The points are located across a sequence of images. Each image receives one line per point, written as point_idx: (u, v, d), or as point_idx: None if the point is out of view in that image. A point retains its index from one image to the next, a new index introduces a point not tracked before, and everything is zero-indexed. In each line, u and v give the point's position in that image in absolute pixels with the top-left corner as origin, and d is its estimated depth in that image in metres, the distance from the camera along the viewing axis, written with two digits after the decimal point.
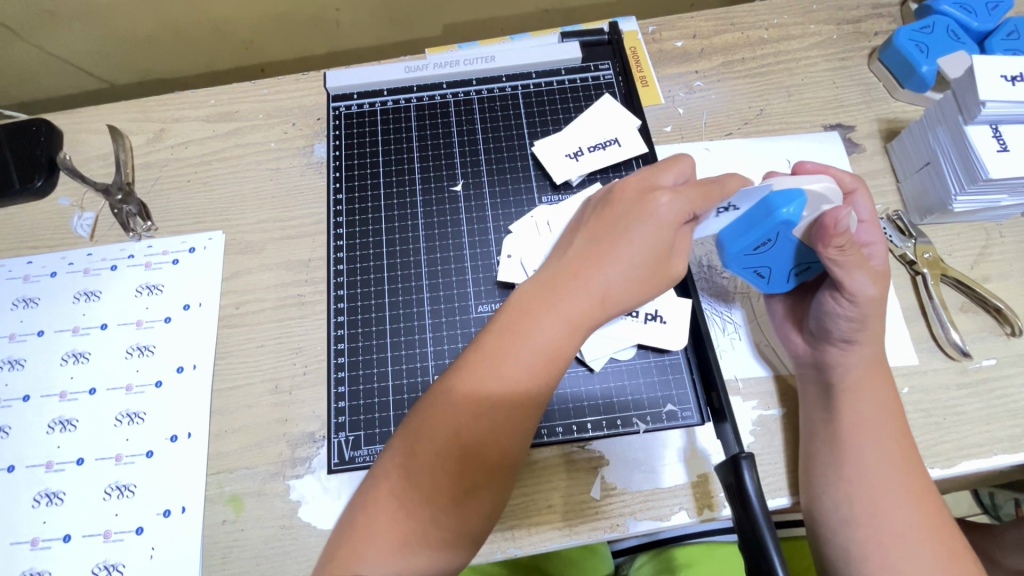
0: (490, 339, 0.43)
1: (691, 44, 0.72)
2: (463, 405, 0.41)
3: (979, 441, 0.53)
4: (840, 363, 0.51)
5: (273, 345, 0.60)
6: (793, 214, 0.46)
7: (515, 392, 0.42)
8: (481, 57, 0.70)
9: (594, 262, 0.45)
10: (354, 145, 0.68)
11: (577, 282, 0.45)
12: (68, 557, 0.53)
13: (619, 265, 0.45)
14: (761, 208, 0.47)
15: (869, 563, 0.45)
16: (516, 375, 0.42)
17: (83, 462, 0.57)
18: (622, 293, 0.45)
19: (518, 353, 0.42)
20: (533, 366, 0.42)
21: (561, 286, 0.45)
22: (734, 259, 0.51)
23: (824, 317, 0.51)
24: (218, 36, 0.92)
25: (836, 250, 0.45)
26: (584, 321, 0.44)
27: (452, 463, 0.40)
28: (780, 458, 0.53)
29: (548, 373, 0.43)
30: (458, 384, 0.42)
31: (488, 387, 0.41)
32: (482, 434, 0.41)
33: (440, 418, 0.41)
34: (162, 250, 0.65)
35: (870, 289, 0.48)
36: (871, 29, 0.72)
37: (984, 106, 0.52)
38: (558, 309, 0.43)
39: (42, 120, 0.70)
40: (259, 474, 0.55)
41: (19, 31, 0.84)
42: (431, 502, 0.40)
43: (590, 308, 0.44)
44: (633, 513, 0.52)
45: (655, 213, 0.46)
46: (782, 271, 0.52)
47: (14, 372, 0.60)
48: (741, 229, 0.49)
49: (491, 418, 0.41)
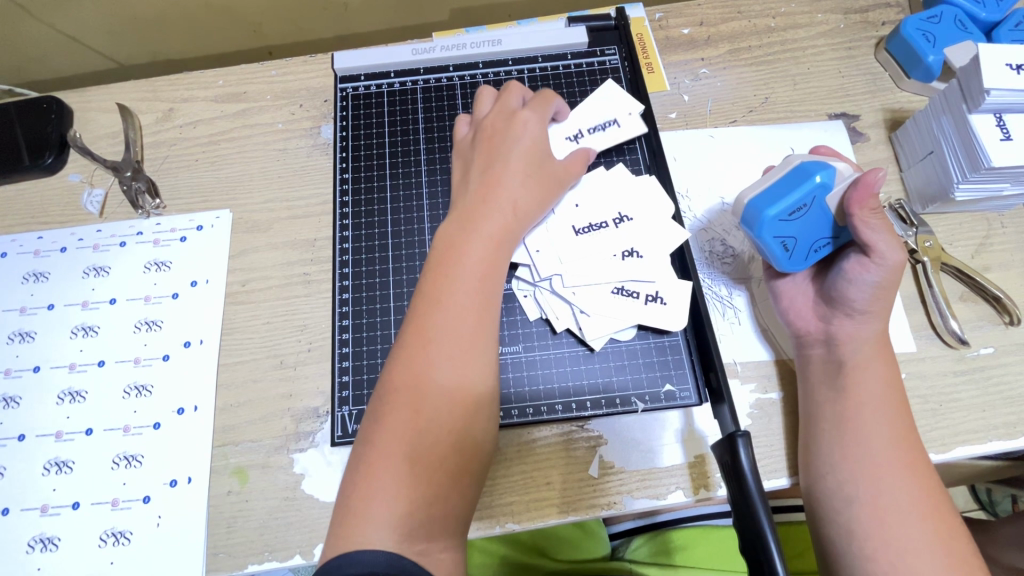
0: (426, 292, 0.47)
1: (698, 31, 0.72)
2: (425, 364, 0.44)
3: (974, 427, 0.54)
4: (853, 336, 0.51)
5: (278, 322, 0.61)
6: (825, 179, 0.48)
7: (466, 315, 0.46)
8: (488, 41, 0.71)
9: (495, 189, 0.53)
10: (360, 126, 0.69)
11: (486, 210, 0.51)
12: (77, 524, 0.55)
13: (515, 190, 0.53)
14: (796, 175, 0.49)
15: (872, 542, 0.45)
16: (460, 303, 0.46)
17: (92, 433, 0.58)
18: (524, 211, 0.53)
19: (456, 291, 0.47)
20: (474, 292, 0.47)
21: (472, 223, 0.50)
22: (770, 225, 0.49)
23: (843, 288, 0.51)
24: (226, 19, 0.93)
25: (870, 213, 0.47)
26: (502, 239, 0.51)
27: (440, 418, 0.43)
28: (776, 440, 0.54)
29: (489, 292, 0.48)
30: (419, 342, 0.45)
31: (443, 336, 0.45)
32: (454, 380, 0.44)
33: (411, 382, 0.43)
34: (169, 227, 0.66)
35: (898, 254, 0.48)
36: (878, 18, 0.72)
37: (989, 94, 0.52)
38: (476, 236, 0.49)
39: (54, 98, 0.71)
40: (264, 447, 0.57)
41: (29, 9, 0.84)
42: (427, 460, 0.41)
43: (506, 222, 0.51)
44: (630, 491, 0.53)
45: (525, 141, 0.56)
46: (803, 247, 0.51)
47: (25, 344, 0.61)
48: (777, 193, 0.48)
49: (456, 348, 0.45)
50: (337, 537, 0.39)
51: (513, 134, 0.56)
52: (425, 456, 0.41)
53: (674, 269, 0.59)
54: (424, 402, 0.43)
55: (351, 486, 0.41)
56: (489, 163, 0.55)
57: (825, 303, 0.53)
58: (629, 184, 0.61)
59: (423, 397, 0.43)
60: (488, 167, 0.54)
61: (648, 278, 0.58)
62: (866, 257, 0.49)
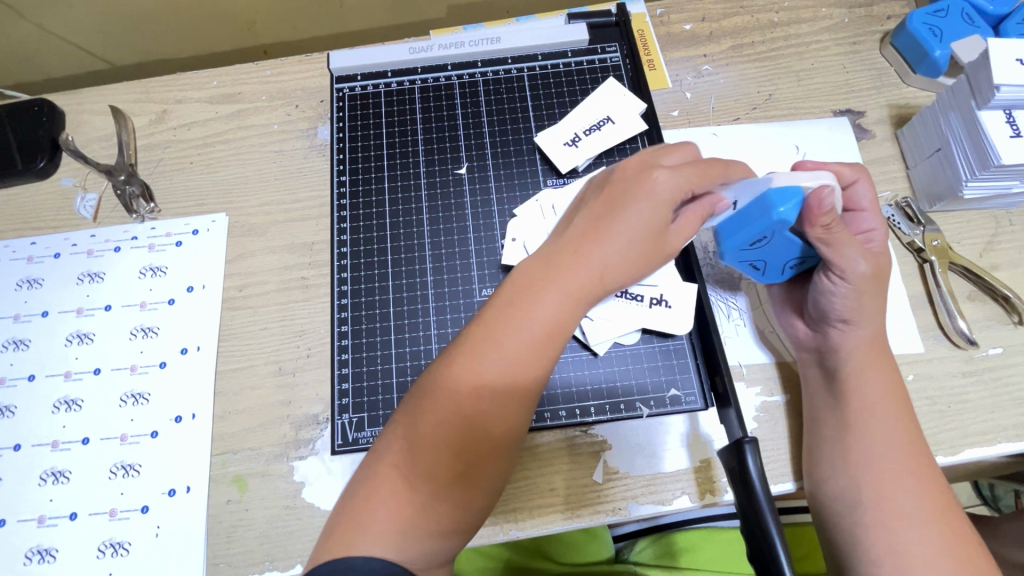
0: (487, 326, 0.43)
1: (700, 27, 0.71)
2: (463, 390, 0.41)
3: (983, 429, 0.53)
4: (839, 347, 0.50)
5: (276, 327, 0.60)
6: (786, 214, 0.45)
7: (517, 371, 0.41)
8: (487, 38, 0.70)
9: (592, 241, 0.45)
10: (357, 127, 0.68)
11: (574, 262, 0.44)
12: (74, 535, 0.54)
13: (614, 249, 0.45)
14: (759, 206, 0.46)
15: (878, 548, 0.44)
16: (514, 354, 0.42)
17: (89, 442, 0.57)
18: (613, 279, 0.45)
19: (513, 336, 0.42)
20: (531, 344, 0.42)
21: (558, 268, 0.44)
22: (729, 252, 0.51)
23: (819, 300, 0.50)
24: (220, 17, 0.91)
25: (822, 229, 0.45)
26: (582, 301, 0.44)
27: (457, 446, 0.40)
28: (783, 444, 0.54)
29: (546, 350, 0.43)
30: (462, 364, 0.42)
31: (487, 371, 0.41)
32: (486, 428, 0.41)
33: (441, 411, 0.41)
34: (165, 232, 0.65)
35: (861, 267, 0.47)
36: (883, 12, 0.70)
37: (998, 90, 0.51)
38: (555, 285, 0.43)
39: (44, 101, 0.68)
40: (263, 455, 0.56)
41: (19, 10, 0.83)
42: (431, 481, 0.40)
43: (590, 285, 0.44)
44: (636, 497, 0.52)
45: (655, 205, 0.46)
46: (777, 265, 0.52)
47: (19, 353, 0.60)
48: (739, 224, 0.48)
49: (494, 400, 0.41)
50: (332, 544, 0.38)
51: (648, 179, 0.46)
52: (428, 475, 0.40)
53: (678, 271, 0.58)
54: (446, 424, 0.41)
55: (354, 490, 0.41)
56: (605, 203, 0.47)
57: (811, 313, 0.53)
58: None
59: (445, 417, 0.41)
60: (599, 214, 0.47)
61: (652, 281, 0.57)
62: (831, 271, 0.48)
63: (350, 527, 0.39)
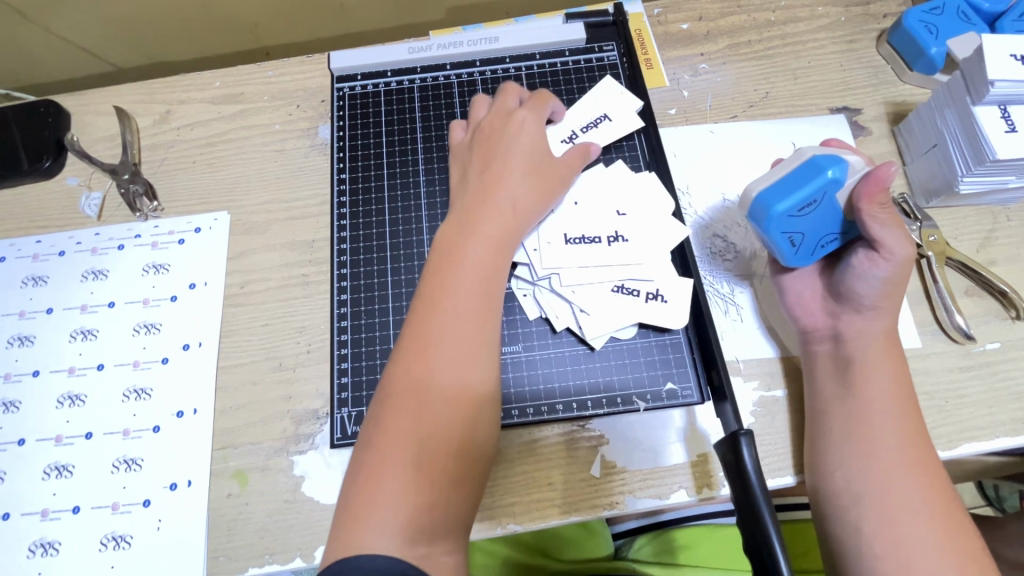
0: (427, 291, 0.47)
1: (697, 26, 0.72)
2: (427, 353, 0.44)
3: (982, 424, 0.53)
4: (861, 332, 0.51)
5: (277, 323, 0.61)
6: (838, 174, 0.47)
7: (468, 312, 0.46)
8: (485, 38, 0.70)
9: (496, 188, 0.53)
10: (358, 126, 0.68)
11: (485, 211, 0.51)
12: (77, 528, 0.54)
13: (516, 187, 0.54)
14: (809, 170, 0.48)
15: (881, 540, 0.44)
16: (462, 299, 0.47)
17: (92, 437, 0.57)
18: (525, 212, 0.53)
19: (456, 285, 0.47)
20: (473, 290, 0.47)
21: (472, 223, 0.51)
22: (776, 220, 0.48)
23: (851, 282, 0.50)
24: (223, 20, 0.92)
25: (878, 208, 0.47)
26: (502, 243, 0.51)
27: (446, 411, 0.43)
28: (780, 439, 0.54)
29: (490, 291, 0.48)
30: (415, 335, 0.45)
31: (443, 326, 0.45)
32: (454, 382, 0.44)
33: (417, 381, 0.44)
34: (168, 230, 0.66)
35: (908, 249, 0.48)
36: (879, 11, 0.71)
37: (992, 85, 0.51)
38: (478, 233, 0.50)
39: (50, 102, 0.70)
40: (263, 449, 0.56)
41: (26, 13, 0.84)
42: (426, 456, 0.41)
43: (506, 222, 0.52)
44: (633, 491, 0.53)
45: (523, 140, 0.57)
46: (809, 243, 0.51)
47: (24, 349, 0.61)
48: (785, 189, 0.48)
49: (457, 349, 0.45)
50: (341, 525, 0.40)
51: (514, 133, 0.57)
52: (432, 453, 0.42)
53: (674, 266, 0.58)
54: (423, 390, 0.43)
55: (357, 469, 0.42)
56: (492, 162, 0.55)
57: (833, 298, 0.53)
58: (629, 182, 0.61)
59: (428, 392, 0.43)
60: (483, 172, 0.55)
61: (648, 276, 0.57)
62: (875, 252, 0.49)
63: (359, 505, 0.40)
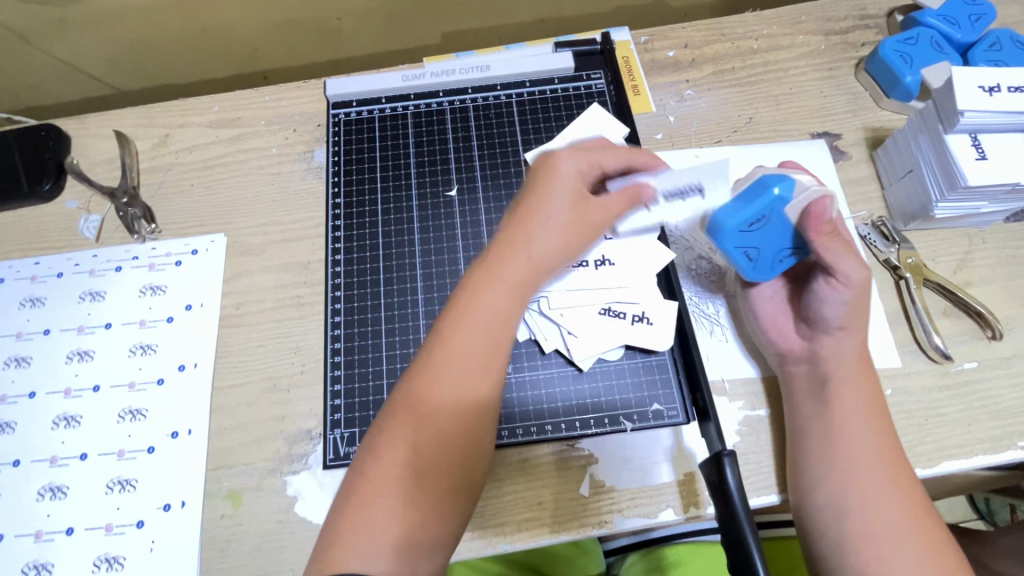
0: (441, 332, 0.46)
1: (683, 54, 0.74)
2: (431, 397, 0.44)
3: (960, 442, 0.54)
4: (835, 353, 0.52)
5: (272, 344, 0.62)
6: (782, 192, 0.49)
7: (477, 365, 0.45)
8: (477, 66, 0.72)
9: (524, 231, 0.49)
10: (353, 151, 0.70)
11: (510, 257, 0.48)
12: (72, 550, 0.55)
13: (548, 236, 0.49)
14: (756, 189, 0.50)
15: (863, 556, 0.45)
16: (471, 348, 0.45)
17: (87, 458, 0.58)
18: (551, 261, 0.49)
19: (469, 332, 0.46)
20: (485, 339, 0.46)
21: (495, 266, 0.48)
22: (729, 236, 0.50)
23: (817, 306, 0.53)
24: (222, 45, 0.95)
25: (827, 234, 0.49)
26: (521, 291, 0.48)
27: (445, 453, 0.44)
28: (765, 457, 0.55)
29: (500, 342, 0.47)
30: (423, 372, 0.45)
31: (450, 372, 0.45)
32: (453, 429, 0.44)
33: (417, 416, 0.44)
34: (165, 252, 0.67)
35: (862, 272, 0.50)
36: (857, 39, 0.73)
37: (962, 115, 0.53)
38: (499, 280, 0.47)
39: (51, 125, 0.72)
40: (257, 470, 0.57)
41: (28, 38, 0.86)
42: (415, 492, 0.42)
43: (528, 273, 0.48)
44: (621, 510, 0.53)
45: (571, 180, 0.51)
46: (767, 257, 0.53)
47: (21, 370, 0.62)
48: (736, 205, 0.49)
49: (460, 400, 0.45)
50: (330, 542, 0.41)
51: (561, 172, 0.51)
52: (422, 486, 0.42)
53: (659, 289, 0.60)
54: (422, 432, 0.43)
55: (349, 490, 0.43)
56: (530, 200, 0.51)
57: (805, 322, 0.54)
58: None
59: (423, 433, 0.43)
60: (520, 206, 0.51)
61: (634, 299, 0.59)
62: (832, 277, 0.51)
63: (348, 527, 0.41)
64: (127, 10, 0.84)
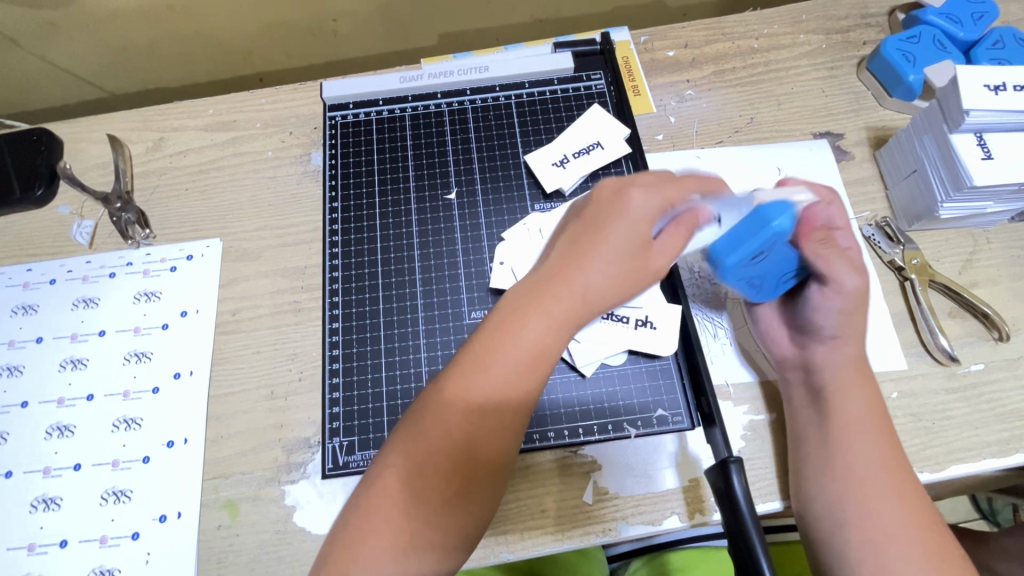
0: (475, 352, 0.43)
1: (683, 53, 0.73)
2: (456, 411, 0.42)
3: (968, 445, 0.54)
4: (829, 362, 0.52)
5: (269, 351, 0.61)
6: (783, 225, 0.47)
7: (509, 394, 0.42)
8: (476, 67, 0.71)
9: (574, 264, 0.44)
10: (350, 154, 0.69)
11: (557, 289, 0.44)
12: (65, 562, 0.54)
13: (599, 271, 0.44)
14: (754, 221, 0.48)
15: (864, 564, 0.44)
16: (506, 378, 0.42)
17: (80, 468, 0.57)
18: (601, 299, 0.44)
19: (503, 359, 0.42)
20: (519, 370, 0.43)
21: (541, 295, 0.43)
22: (731, 271, 0.50)
23: (811, 316, 0.53)
24: (218, 48, 0.94)
25: (817, 241, 0.50)
26: (567, 327, 0.44)
27: (458, 469, 0.42)
28: (770, 462, 0.54)
29: (534, 375, 0.43)
30: (453, 379, 0.43)
31: (480, 392, 0.42)
32: (477, 447, 0.42)
33: (434, 429, 0.42)
34: (160, 257, 0.66)
35: (855, 281, 0.51)
36: (859, 38, 0.73)
37: (968, 115, 0.52)
38: (542, 311, 0.43)
39: (43, 130, 0.70)
40: (255, 479, 0.56)
41: (19, 41, 0.85)
42: (423, 507, 0.41)
43: (575, 310, 0.44)
44: (626, 517, 0.53)
45: (640, 214, 0.45)
46: (772, 280, 0.53)
47: (13, 379, 0.61)
48: (732, 244, 0.49)
49: (485, 421, 0.42)
50: (332, 551, 0.40)
51: (629, 205, 0.46)
52: (429, 494, 0.41)
53: (663, 293, 0.59)
54: (438, 453, 0.41)
55: (357, 499, 0.42)
56: (587, 230, 0.46)
57: (798, 332, 0.55)
58: None
59: (435, 444, 0.42)
60: (578, 235, 0.46)
61: (637, 303, 0.58)
62: (826, 286, 0.52)
63: (352, 535, 0.40)
64: (121, 13, 0.83)
